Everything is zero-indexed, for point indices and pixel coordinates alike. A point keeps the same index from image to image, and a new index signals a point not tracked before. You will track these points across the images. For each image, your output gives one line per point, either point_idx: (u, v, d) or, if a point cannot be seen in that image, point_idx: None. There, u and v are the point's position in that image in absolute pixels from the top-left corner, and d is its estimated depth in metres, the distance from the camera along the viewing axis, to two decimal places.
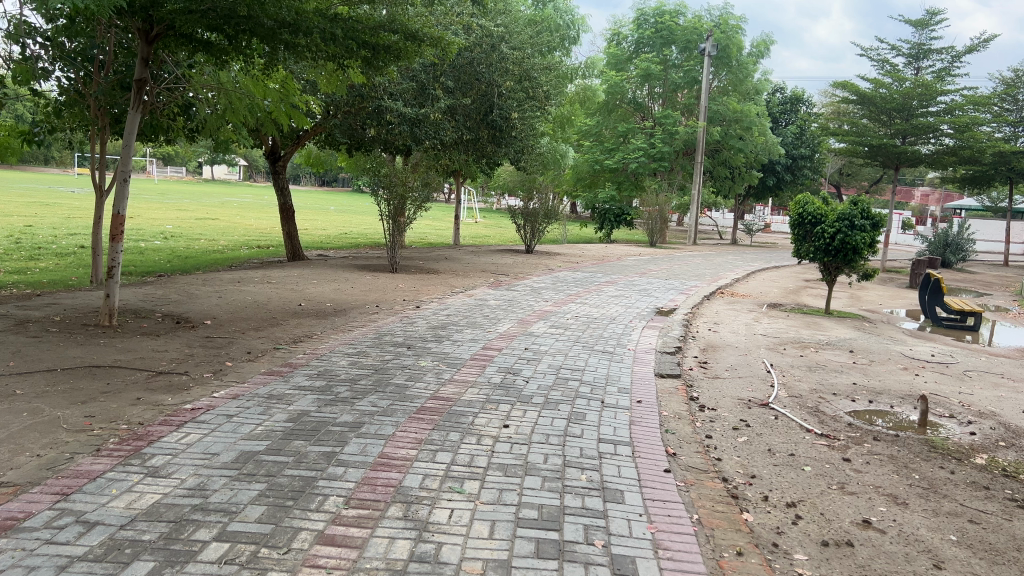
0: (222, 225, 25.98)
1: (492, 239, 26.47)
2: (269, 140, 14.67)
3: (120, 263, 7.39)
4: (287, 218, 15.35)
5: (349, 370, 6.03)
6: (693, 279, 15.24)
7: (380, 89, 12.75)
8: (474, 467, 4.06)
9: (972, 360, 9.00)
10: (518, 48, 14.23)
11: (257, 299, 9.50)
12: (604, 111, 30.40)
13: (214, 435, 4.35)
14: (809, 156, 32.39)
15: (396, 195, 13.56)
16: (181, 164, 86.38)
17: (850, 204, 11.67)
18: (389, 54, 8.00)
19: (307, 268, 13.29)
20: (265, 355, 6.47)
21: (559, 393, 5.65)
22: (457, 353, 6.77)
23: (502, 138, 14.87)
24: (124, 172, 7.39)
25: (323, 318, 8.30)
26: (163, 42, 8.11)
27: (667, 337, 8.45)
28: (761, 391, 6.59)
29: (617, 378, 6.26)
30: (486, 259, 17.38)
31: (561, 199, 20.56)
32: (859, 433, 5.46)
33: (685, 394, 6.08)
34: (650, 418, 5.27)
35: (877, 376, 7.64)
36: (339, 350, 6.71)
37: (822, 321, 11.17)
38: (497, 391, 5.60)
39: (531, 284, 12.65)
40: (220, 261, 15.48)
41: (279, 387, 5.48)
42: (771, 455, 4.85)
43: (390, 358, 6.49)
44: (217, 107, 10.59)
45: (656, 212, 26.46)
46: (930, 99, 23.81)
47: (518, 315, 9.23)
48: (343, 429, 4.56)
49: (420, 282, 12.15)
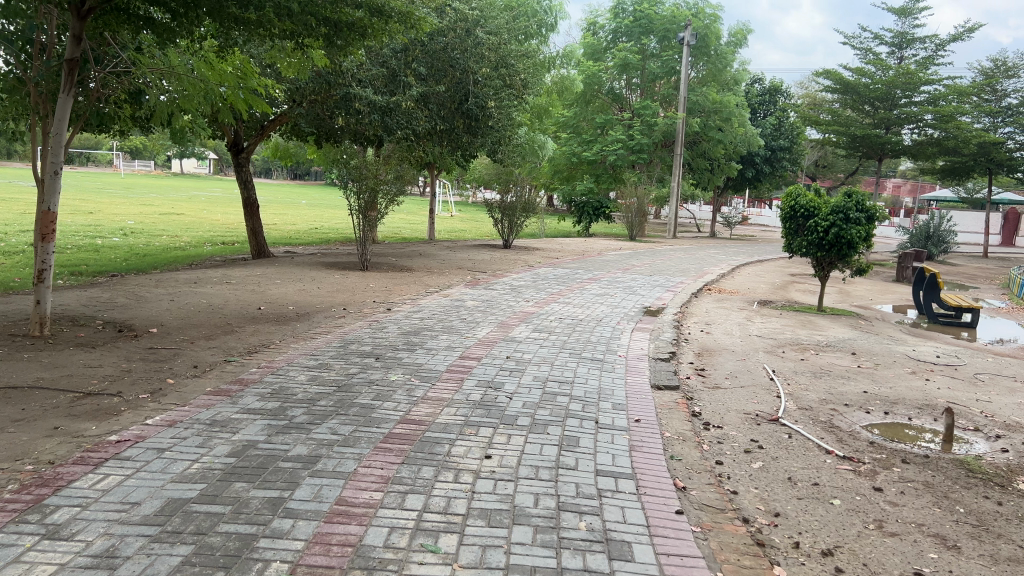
0: (186, 221, 24.90)
1: (468, 233, 25.74)
2: (231, 131, 13.77)
3: (52, 266, 6.61)
4: (252, 214, 14.51)
5: (308, 387, 5.31)
6: (677, 275, 14.69)
7: (348, 74, 12.02)
8: (451, 515, 3.37)
9: (981, 362, 8.47)
10: (494, 33, 13.51)
11: (213, 302, 8.73)
12: (581, 102, 29.67)
13: (138, 477, 3.62)
14: (787, 148, 32.01)
15: (367, 187, 12.84)
16: (150, 156, 84.41)
17: (843, 195, 11.11)
18: (353, 31, 7.29)
19: (273, 267, 12.50)
20: (213, 370, 5.73)
21: (546, 413, 4.97)
22: (431, 365, 6.06)
23: (478, 128, 14.04)
24: (55, 163, 6.58)
25: (284, 325, 7.55)
26: (102, 20, 7.35)
27: (659, 341, 7.83)
28: (767, 402, 5.98)
29: (610, 392, 5.60)
30: (462, 254, 16.70)
31: (540, 192, 19.88)
32: (885, 454, 4.85)
33: (687, 410, 5.44)
34: (652, 440, 4.64)
35: (888, 382, 7.06)
36: (297, 363, 5.98)
37: (817, 319, 10.62)
38: (476, 412, 4.91)
39: (511, 282, 11.97)
40: (180, 259, 14.66)
41: (224, 410, 4.74)
42: (793, 485, 4.23)
43: (355, 371, 5.77)
44: (172, 94, 9.84)
45: (635, 205, 26.01)
46: (914, 89, 23.50)
47: (498, 318, 8.52)
48: (294, 466, 3.85)
49: (392, 281, 11.44)
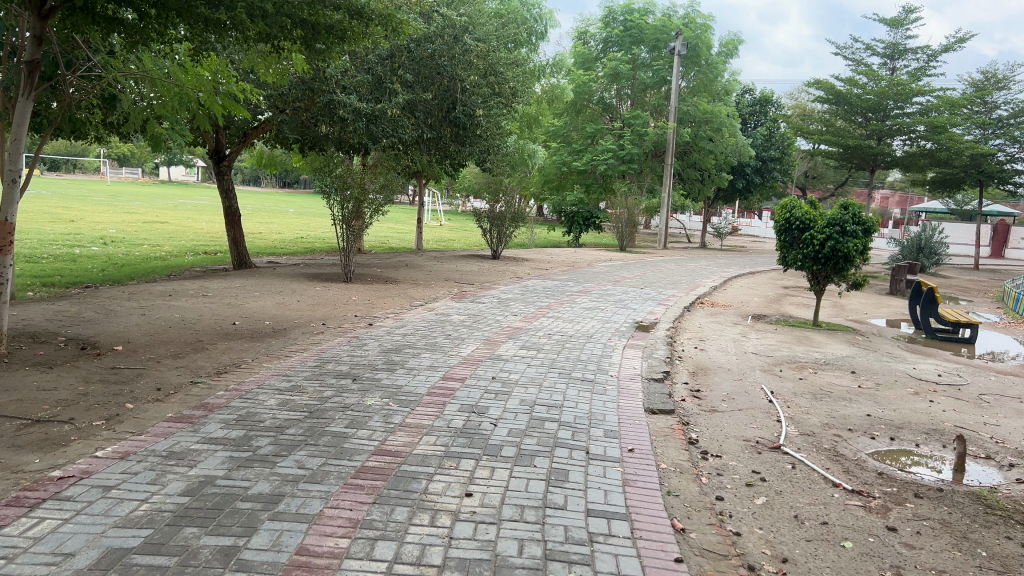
0: (169, 230, 24.44)
1: (457, 243, 25.42)
2: (212, 138, 13.36)
3: (11, 280, 6.25)
4: (233, 223, 14.11)
5: (276, 414, 4.93)
6: (669, 287, 14.38)
7: (332, 80, 11.67)
8: (425, 567, 3.02)
9: (984, 381, 8.17)
10: (483, 40, 13.10)
11: (186, 316, 8.34)
12: (571, 111, 29.49)
13: (77, 522, 3.25)
14: (778, 158, 31.84)
15: (352, 197, 12.49)
16: (136, 164, 83.73)
17: (840, 208, 10.84)
18: (332, 34, 6.97)
19: (252, 278, 12.10)
20: (178, 394, 5.35)
21: (534, 442, 4.62)
22: (411, 387, 5.70)
23: (466, 136, 13.70)
24: (12, 171, 6.20)
25: (258, 342, 7.17)
26: (68, 21, 6.99)
27: (652, 360, 7.49)
28: (767, 427, 5.66)
29: (601, 417, 5.25)
30: (449, 265, 16.33)
31: (529, 201, 19.56)
32: (895, 487, 4.52)
33: (683, 438, 5.10)
34: (648, 473, 4.30)
35: (891, 404, 6.74)
36: (268, 386, 5.61)
37: (813, 335, 10.32)
38: (457, 441, 4.54)
39: (498, 295, 11.64)
40: (160, 269, 14.27)
41: (183, 440, 4.37)
42: (800, 526, 3.89)
43: (329, 395, 5.40)
44: (149, 100, 9.51)
45: (625, 215, 25.64)
46: (906, 99, 23.46)
47: (484, 334, 8.16)
48: (253, 508, 3.48)
49: (376, 293, 11.07)
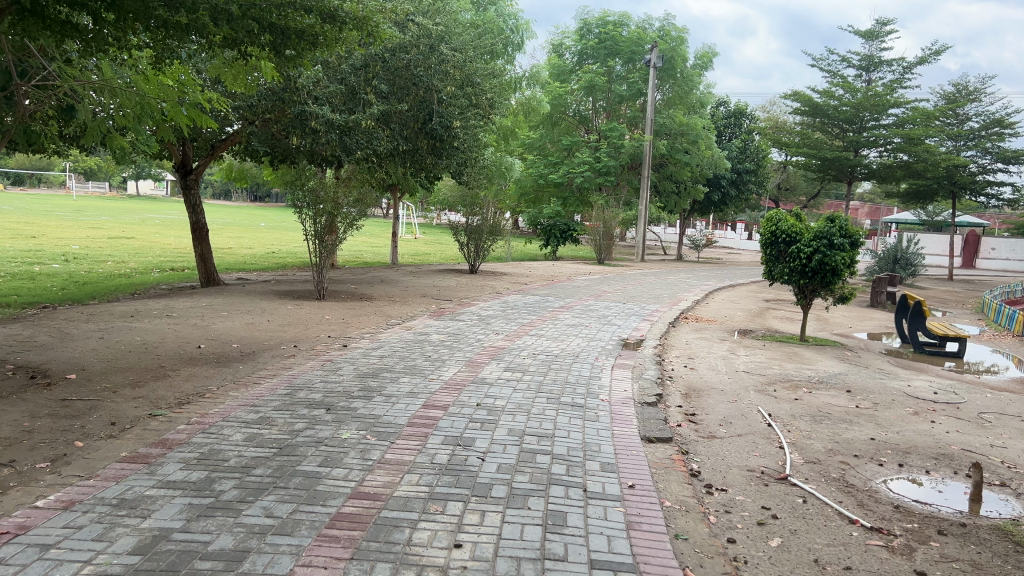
0: (135, 246, 23.74)
1: (432, 257, 24.96)
2: (178, 151, 12.88)
3: None
4: (201, 240, 13.60)
5: (242, 451, 4.50)
6: (651, 302, 14.07)
7: (303, 91, 11.32)
8: None
9: (982, 399, 7.94)
10: (459, 49, 12.75)
11: (148, 340, 7.85)
12: (547, 124, 29.25)
13: None
14: (753, 170, 31.84)
15: (325, 211, 12.07)
16: (104, 178, 82.22)
17: (826, 221, 10.62)
18: (303, 39, 6.55)
19: (221, 296, 11.63)
20: (134, 429, 4.90)
21: (527, 480, 4.23)
22: (389, 417, 5.28)
23: (443, 148, 13.28)
24: None
25: (225, 367, 6.72)
26: (17, 26, 6.47)
27: (643, 381, 7.13)
28: (769, 455, 5.32)
29: (596, 448, 4.89)
30: (425, 280, 15.91)
31: (506, 214, 19.21)
32: (916, 523, 4.20)
33: (685, 470, 4.75)
34: (652, 514, 3.93)
35: (894, 426, 6.44)
36: (234, 418, 5.16)
37: (802, 351, 10.05)
38: (443, 480, 4.14)
39: (478, 312, 11.25)
40: (124, 287, 13.71)
41: (136, 484, 3.91)
42: (823, 572, 3.53)
43: (300, 428, 4.96)
44: (110, 111, 9.04)
45: (601, 228, 25.37)
46: (882, 111, 23.64)
47: (465, 355, 7.75)
48: (212, 569, 3.05)
49: (350, 311, 10.61)
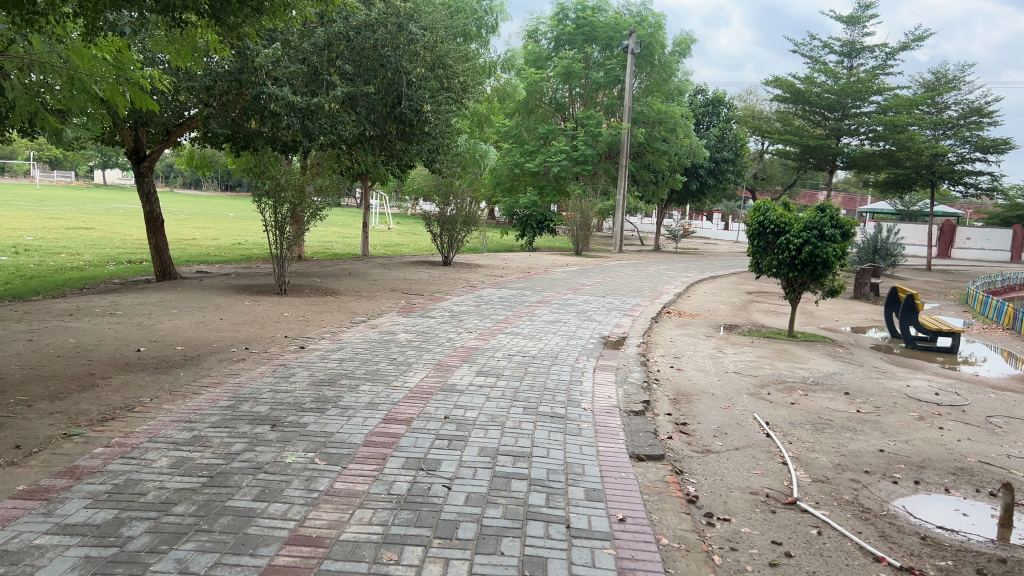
0: (95, 237, 22.71)
1: (406, 249, 24.13)
2: (131, 137, 12.07)
3: None
4: (156, 231, 12.76)
5: (165, 481, 3.81)
6: (632, 295, 13.49)
7: (262, 71, 10.36)
8: None
9: (986, 400, 7.46)
10: (429, 29, 12.06)
11: (82, 342, 7.09)
12: (523, 112, 28.34)
13: None
14: (732, 159, 31.34)
15: (286, 201, 11.28)
16: (70, 167, 80.04)
17: (817, 211, 10.09)
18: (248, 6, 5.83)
19: (174, 291, 10.83)
20: (43, 453, 4.18)
21: (502, 516, 3.58)
22: (343, 435, 4.61)
23: (413, 134, 12.55)
24: None
25: (164, 374, 6.01)
26: None
27: (628, 386, 6.53)
28: (771, 473, 4.74)
29: (580, 471, 4.27)
30: (397, 273, 15.18)
31: (481, 204, 18.52)
32: (950, 561, 3.64)
33: (681, 495, 4.15)
34: (649, 557, 3.31)
35: (901, 433, 5.90)
36: (161, 439, 4.45)
37: (793, 348, 9.53)
38: (401, 517, 3.51)
39: (450, 308, 10.58)
40: (73, 281, 12.84)
41: (26, 531, 3.22)
42: None
43: (237, 451, 4.27)
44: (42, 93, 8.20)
45: (579, 218, 24.71)
46: (863, 98, 23.24)
47: (433, 357, 7.10)
48: None
49: (312, 308, 9.89)
